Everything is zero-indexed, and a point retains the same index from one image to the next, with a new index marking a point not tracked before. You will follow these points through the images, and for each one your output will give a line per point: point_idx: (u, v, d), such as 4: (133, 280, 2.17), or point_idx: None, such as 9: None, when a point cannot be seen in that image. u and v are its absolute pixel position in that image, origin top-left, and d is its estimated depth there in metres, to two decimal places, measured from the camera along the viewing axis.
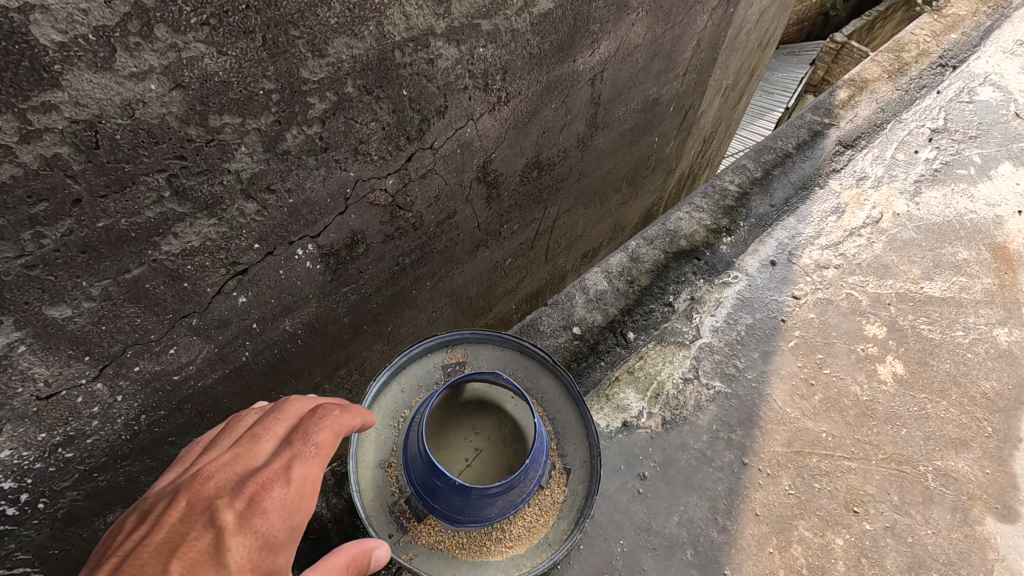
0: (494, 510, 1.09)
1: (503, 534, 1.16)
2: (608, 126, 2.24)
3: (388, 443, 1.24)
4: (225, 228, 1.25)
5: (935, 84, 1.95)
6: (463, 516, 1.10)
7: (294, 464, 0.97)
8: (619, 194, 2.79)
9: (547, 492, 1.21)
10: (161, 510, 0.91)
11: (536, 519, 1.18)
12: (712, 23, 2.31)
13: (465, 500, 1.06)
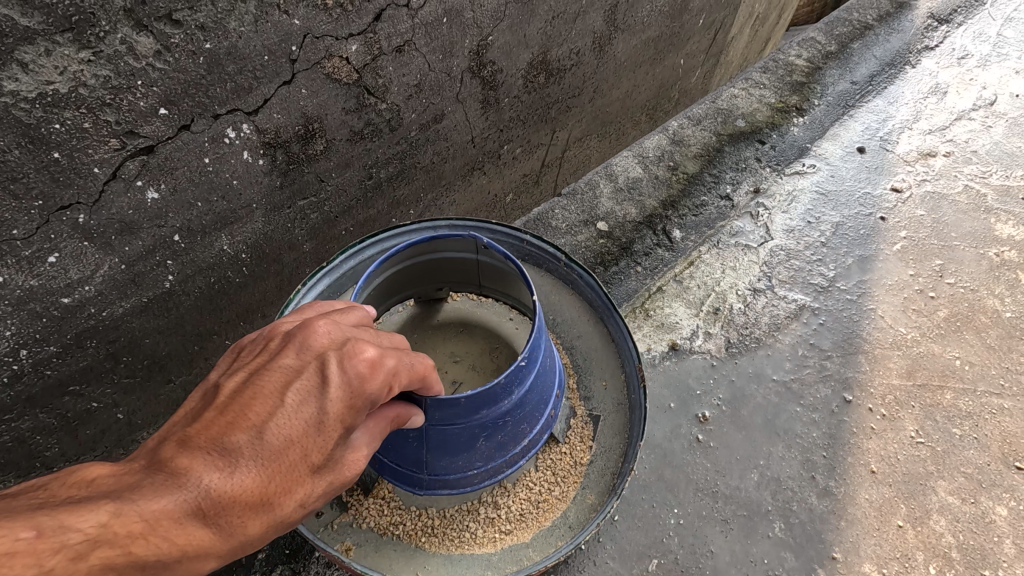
0: (475, 460, 1.15)
1: (496, 496, 1.25)
2: (630, 29, 1.86)
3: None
4: (110, 74, 0.90)
5: None
6: (449, 470, 1.16)
7: (402, 373, 0.84)
8: (641, 127, 2.41)
9: (561, 451, 1.30)
10: (276, 349, 0.80)
11: (540, 484, 1.27)
12: None
13: (440, 450, 1.11)
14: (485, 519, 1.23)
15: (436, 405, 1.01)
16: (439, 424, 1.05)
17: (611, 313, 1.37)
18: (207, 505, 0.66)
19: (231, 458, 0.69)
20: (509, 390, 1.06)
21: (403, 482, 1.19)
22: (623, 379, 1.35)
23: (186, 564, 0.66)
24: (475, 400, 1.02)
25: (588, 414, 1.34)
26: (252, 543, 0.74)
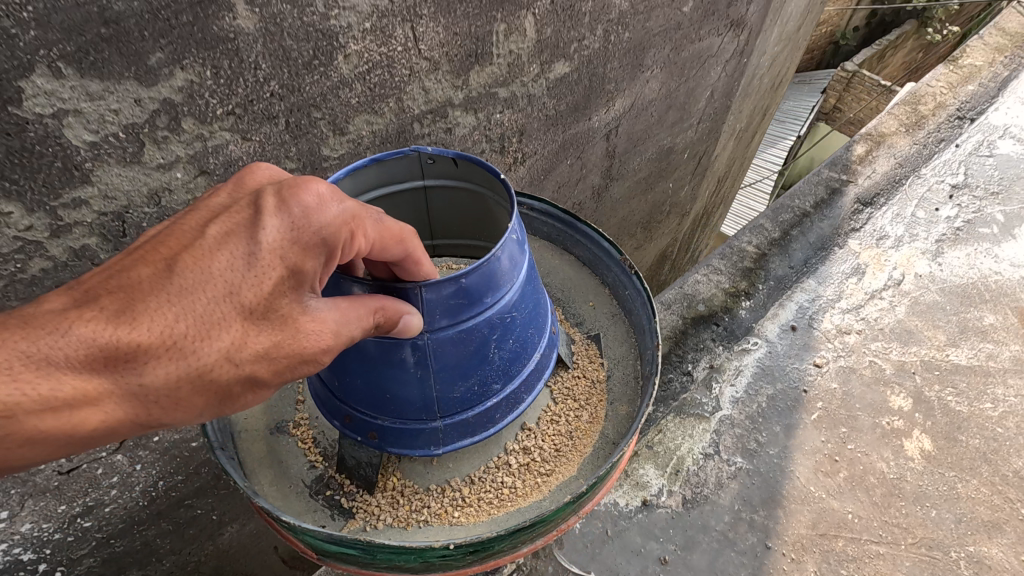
0: (487, 381, 0.81)
1: (521, 457, 0.91)
2: (624, 177, 2.24)
3: (291, 402, 0.98)
4: None
5: (958, 138, 1.93)
6: (467, 410, 0.81)
7: (363, 234, 0.65)
8: (634, 238, 2.77)
9: (576, 376, 1.02)
10: (186, 215, 0.64)
11: (563, 419, 0.96)
12: (726, 76, 2.33)
13: (445, 371, 0.77)
14: (520, 451, 0.92)
15: (429, 301, 0.70)
16: (440, 331, 0.73)
17: (574, 221, 1.14)
18: (104, 353, 0.54)
19: (134, 293, 0.56)
20: (507, 252, 0.76)
21: (411, 448, 0.83)
22: (611, 287, 1.13)
23: (93, 422, 0.55)
24: (476, 284, 0.72)
25: (584, 333, 1.10)
26: (175, 417, 0.60)
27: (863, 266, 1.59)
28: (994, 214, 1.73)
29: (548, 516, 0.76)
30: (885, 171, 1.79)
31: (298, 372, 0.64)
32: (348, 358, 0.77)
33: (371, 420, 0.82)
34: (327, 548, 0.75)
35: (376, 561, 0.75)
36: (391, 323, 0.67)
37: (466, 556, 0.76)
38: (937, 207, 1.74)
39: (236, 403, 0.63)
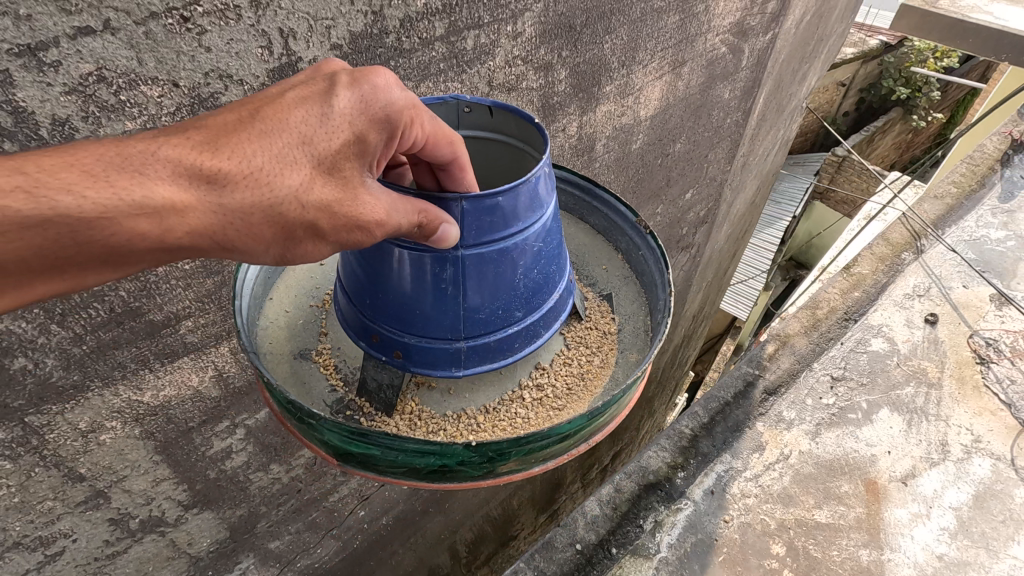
0: (511, 316, 1.02)
1: (547, 371, 1.15)
2: None
3: (314, 332, 1.18)
4: (363, 479, 2.04)
5: (841, 336, 2.70)
6: (490, 333, 1.02)
7: (418, 138, 0.85)
8: None
9: (586, 328, 1.26)
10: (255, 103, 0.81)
11: (573, 362, 1.18)
12: (684, 272, 3.20)
13: (473, 291, 0.96)
14: (543, 371, 1.15)
15: (468, 212, 0.88)
16: (473, 249, 0.92)
17: (591, 187, 1.39)
18: (193, 169, 0.74)
19: (234, 150, 0.76)
20: (535, 190, 0.95)
21: (434, 368, 1.03)
22: (625, 253, 1.40)
23: (179, 230, 0.74)
24: (512, 204, 0.91)
25: (598, 294, 1.35)
26: (243, 240, 0.79)
27: (762, 444, 2.34)
28: (859, 401, 2.47)
29: (566, 439, 0.97)
30: (786, 366, 2.59)
31: (344, 243, 0.83)
32: (380, 262, 0.96)
33: (401, 338, 1.01)
34: (353, 454, 0.92)
35: (418, 474, 0.94)
36: (432, 229, 0.85)
37: (478, 462, 0.92)
38: (823, 395, 2.49)
39: (297, 245, 0.82)
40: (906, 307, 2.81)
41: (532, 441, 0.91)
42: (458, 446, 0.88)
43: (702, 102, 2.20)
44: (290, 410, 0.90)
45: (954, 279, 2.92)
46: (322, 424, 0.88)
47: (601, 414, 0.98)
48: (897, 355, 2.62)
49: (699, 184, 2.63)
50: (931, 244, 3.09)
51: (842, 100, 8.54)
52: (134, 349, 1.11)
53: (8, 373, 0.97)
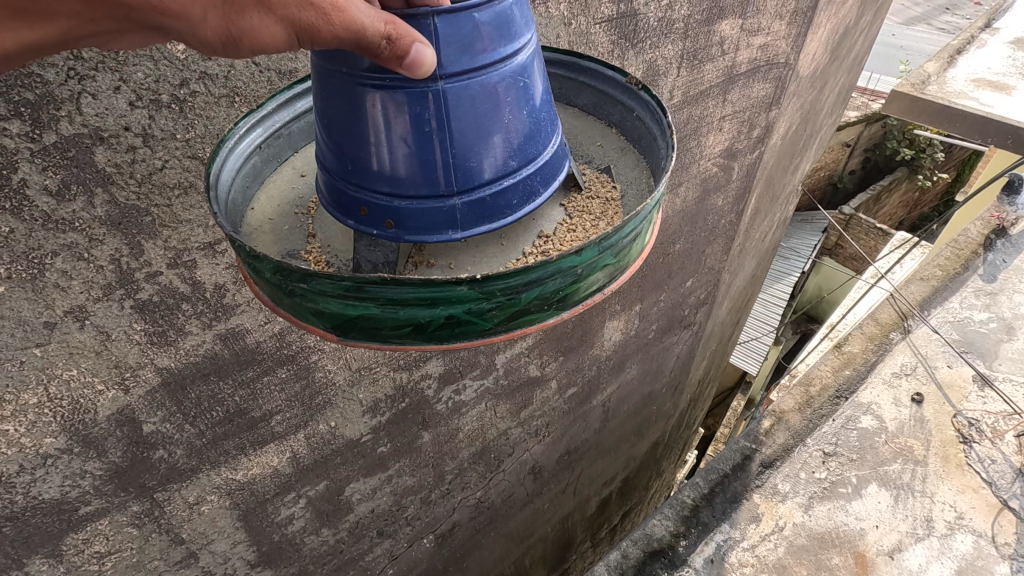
0: (501, 153, 0.71)
1: (558, 239, 0.80)
2: (617, 415, 3.30)
3: (302, 236, 0.84)
4: (394, 541, 2.24)
5: (831, 414, 2.50)
6: (487, 188, 0.71)
7: None
8: (629, 441, 3.76)
9: (590, 198, 0.88)
10: None
11: (583, 227, 0.81)
12: (684, 345, 3.56)
13: (461, 133, 0.68)
14: (552, 240, 0.80)
15: (446, 38, 0.62)
16: (456, 80, 0.65)
17: (581, 62, 0.97)
18: None
19: None
20: (524, 11, 0.69)
21: (429, 234, 0.72)
22: (619, 122, 0.97)
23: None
24: (493, 21, 0.64)
25: (593, 168, 0.95)
26: None
27: (759, 515, 2.24)
28: (850, 477, 2.32)
29: (576, 282, 0.65)
30: (781, 441, 2.44)
31: (306, 26, 0.52)
32: (360, 124, 0.68)
33: (388, 201, 0.72)
34: (354, 320, 0.64)
35: (424, 333, 0.64)
36: (400, 48, 0.56)
37: (494, 311, 0.63)
38: None
39: (248, 15, 0.50)
40: (894, 386, 2.59)
41: (553, 273, 0.62)
42: (459, 285, 0.59)
43: (698, 211, 2.63)
44: (269, 278, 0.63)
45: (943, 359, 2.66)
46: (314, 288, 0.60)
47: (627, 250, 0.70)
48: (885, 433, 2.44)
49: (696, 274, 3.08)
50: (917, 322, 2.80)
51: (864, 150, 7.72)
52: (236, 438, 1.40)
53: (150, 460, 1.26)
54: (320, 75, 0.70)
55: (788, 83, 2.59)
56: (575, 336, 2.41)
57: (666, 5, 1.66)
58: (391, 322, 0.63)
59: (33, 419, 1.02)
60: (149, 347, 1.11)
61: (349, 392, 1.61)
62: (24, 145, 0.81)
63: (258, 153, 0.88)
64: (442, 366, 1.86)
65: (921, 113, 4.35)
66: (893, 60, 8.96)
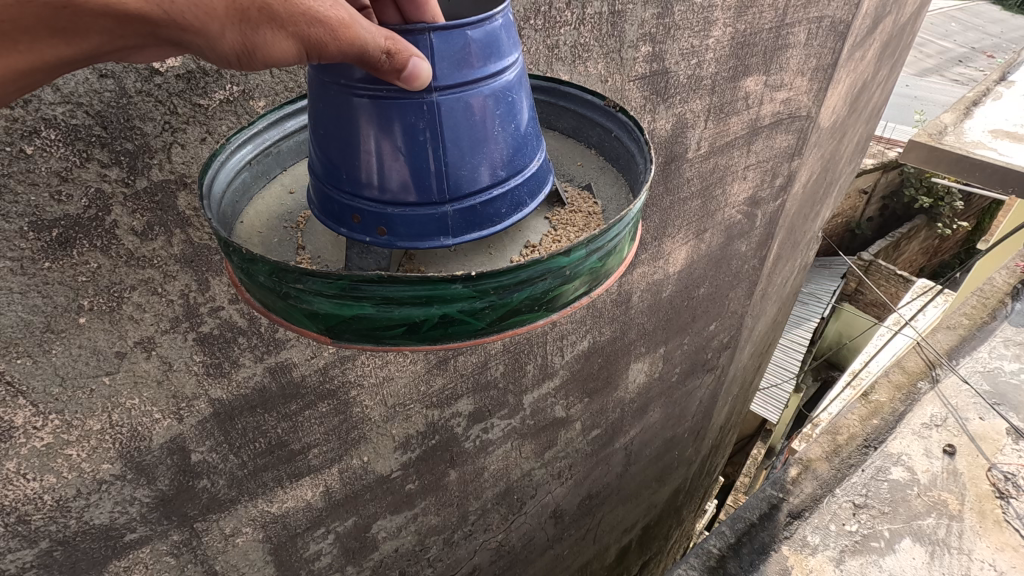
0: (489, 163, 0.64)
1: (545, 248, 0.70)
2: (639, 460, 3.26)
3: (290, 249, 0.72)
4: None
5: (861, 464, 2.20)
6: (477, 198, 0.64)
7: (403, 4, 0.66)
8: (650, 487, 3.68)
9: (573, 213, 0.77)
10: None
11: (571, 237, 0.71)
12: (707, 389, 3.55)
13: (454, 142, 0.61)
14: (539, 250, 0.70)
15: (441, 53, 0.57)
16: (450, 92, 0.59)
17: (559, 86, 0.89)
18: None
19: None
20: (513, 23, 0.64)
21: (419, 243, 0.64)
22: (599, 144, 0.88)
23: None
24: (484, 35, 0.59)
25: (575, 186, 0.83)
26: (190, 9, 0.45)
27: (788, 568, 1.93)
28: (882, 531, 2.00)
29: (563, 285, 0.58)
30: (809, 490, 2.13)
31: (318, 43, 0.49)
32: (351, 129, 0.61)
33: (378, 207, 0.64)
34: (347, 322, 0.55)
35: (417, 333, 0.56)
36: (399, 62, 0.52)
37: (487, 310, 0.55)
38: None
39: (264, 31, 0.47)
40: (924, 436, 2.28)
41: (542, 274, 0.55)
42: (453, 282, 0.52)
43: (722, 257, 2.69)
44: (259, 278, 0.55)
45: (977, 410, 2.35)
46: (310, 285, 0.53)
47: (613, 253, 0.62)
48: (917, 485, 2.13)
49: (719, 318, 3.09)
50: (945, 371, 2.50)
51: (881, 199, 7.78)
52: (275, 470, 1.44)
53: (194, 490, 1.29)
54: (313, 82, 0.64)
55: (809, 135, 2.67)
56: (600, 378, 2.42)
57: (696, 63, 1.75)
58: (379, 323, 0.55)
59: (95, 444, 1.07)
60: (205, 377, 1.17)
61: (383, 427, 1.64)
62: (119, 189, 0.91)
63: (248, 169, 0.78)
64: (472, 405, 1.89)
65: (940, 163, 4.39)
66: (908, 111, 9.09)
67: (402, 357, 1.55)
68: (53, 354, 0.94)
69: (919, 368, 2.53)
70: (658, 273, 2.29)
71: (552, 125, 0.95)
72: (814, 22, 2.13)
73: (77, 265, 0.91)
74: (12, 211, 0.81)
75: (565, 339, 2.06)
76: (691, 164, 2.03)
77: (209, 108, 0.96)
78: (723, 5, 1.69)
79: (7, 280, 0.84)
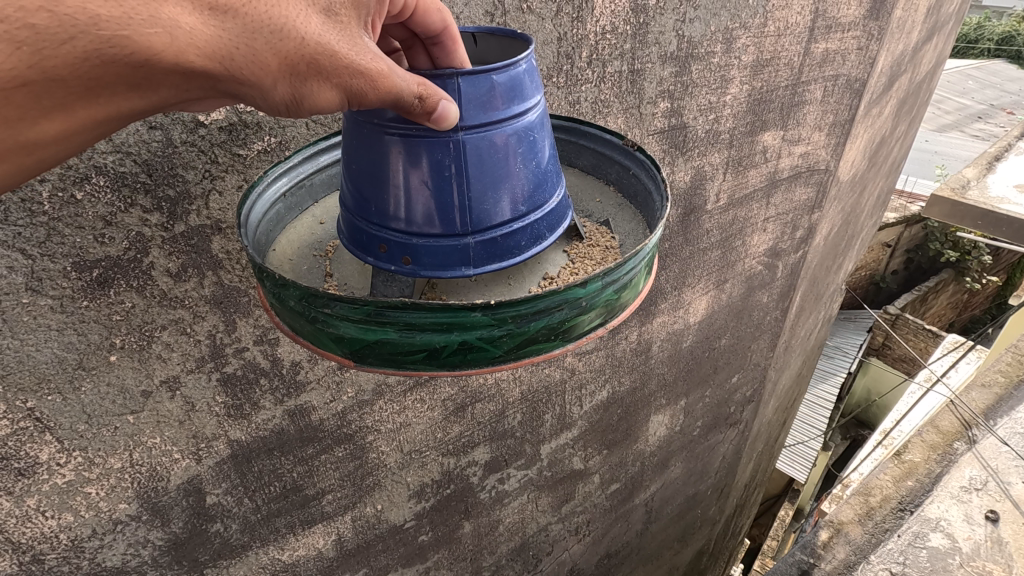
0: (511, 199, 0.66)
1: (563, 280, 0.71)
2: (660, 517, 3.14)
3: (318, 276, 0.74)
4: None
5: (896, 528, 2.07)
6: (498, 231, 0.66)
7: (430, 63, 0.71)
8: (672, 548, 3.52)
9: (591, 246, 0.78)
10: None
11: (588, 270, 0.72)
12: (730, 445, 3.44)
13: (477, 177, 0.63)
14: (557, 281, 0.71)
15: (468, 95, 0.59)
16: (475, 132, 0.61)
17: (580, 125, 0.92)
18: None
19: None
20: (537, 67, 0.67)
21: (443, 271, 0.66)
22: (617, 181, 0.89)
23: (156, 27, 0.43)
24: (509, 79, 0.62)
25: (593, 222, 0.85)
26: (248, 66, 0.48)
27: None
28: None
29: (580, 315, 0.58)
30: (841, 556, 2.00)
31: (358, 93, 0.53)
32: (381, 165, 0.64)
33: (404, 238, 0.66)
34: (371, 347, 0.57)
35: (437, 360, 0.56)
36: (429, 106, 0.55)
37: (504, 338, 0.56)
38: None
39: (312, 83, 0.51)
40: (964, 500, 2.13)
41: (560, 303, 0.55)
42: (473, 310, 0.52)
43: (744, 307, 2.66)
44: (289, 303, 0.57)
45: (1020, 474, 2.18)
46: (337, 310, 0.54)
47: (629, 286, 0.62)
48: (959, 554, 1.96)
49: (742, 370, 3.04)
50: (983, 431, 2.37)
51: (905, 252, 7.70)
52: (288, 516, 1.42)
53: (206, 534, 1.28)
54: (347, 120, 0.67)
55: (829, 188, 2.69)
56: (619, 429, 2.37)
57: (713, 118, 1.80)
58: (402, 347, 0.56)
59: (113, 483, 1.07)
60: (226, 418, 1.18)
61: (398, 475, 1.62)
62: (158, 233, 0.95)
63: (281, 201, 0.81)
64: (488, 454, 1.86)
65: (965, 217, 4.35)
66: (928, 165, 9.09)
67: (419, 403, 1.55)
68: (82, 391, 0.96)
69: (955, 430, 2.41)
70: (678, 322, 2.27)
71: (570, 160, 0.98)
72: (830, 79, 2.18)
73: (113, 304, 0.94)
74: (58, 252, 0.85)
75: (583, 389, 2.03)
76: (710, 216, 2.05)
77: (247, 158, 1.01)
78: (740, 63, 1.75)
79: (46, 317, 0.88)
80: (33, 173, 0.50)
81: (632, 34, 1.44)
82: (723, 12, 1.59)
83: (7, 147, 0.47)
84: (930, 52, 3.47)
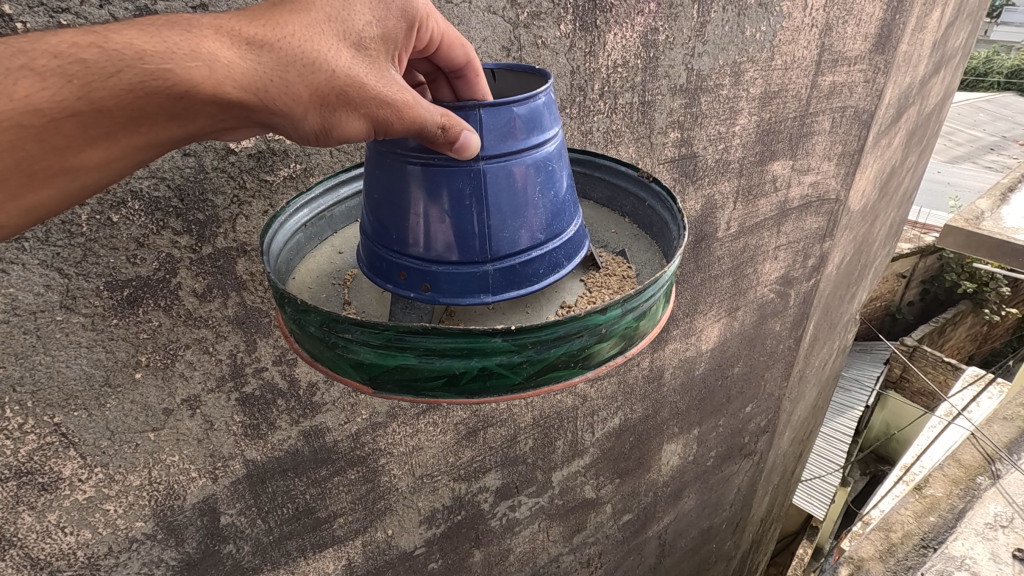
0: (529, 228, 0.68)
1: (580, 308, 0.72)
2: (674, 551, 3.07)
3: (337, 303, 0.77)
4: None
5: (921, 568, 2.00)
6: (516, 257, 0.68)
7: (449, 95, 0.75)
8: None
9: (608, 276, 0.80)
10: None
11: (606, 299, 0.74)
12: (744, 476, 3.37)
13: (497, 207, 0.66)
14: (575, 310, 0.73)
15: (489, 126, 0.63)
16: (495, 161, 0.64)
17: (594, 158, 0.96)
18: (237, 24, 0.51)
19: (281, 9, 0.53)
20: (555, 101, 0.71)
21: (462, 297, 0.68)
22: (633, 213, 0.92)
23: (197, 61, 0.48)
24: (528, 112, 0.65)
25: (609, 252, 0.87)
26: (280, 96, 0.52)
27: None
28: None
29: (599, 342, 0.60)
30: None
31: (384, 122, 0.56)
32: (403, 195, 0.67)
33: (424, 265, 0.69)
34: (390, 372, 0.58)
35: (456, 386, 0.58)
36: (452, 135, 0.56)
37: (524, 364, 0.57)
38: None
39: (341, 113, 0.55)
40: (989, 538, 2.06)
41: (579, 329, 0.57)
42: (493, 336, 0.54)
43: (757, 335, 2.65)
44: (310, 329, 0.59)
45: None
46: (358, 335, 0.56)
47: (647, 315, 0.64)
48: None
49: (756, 400, 3.00)
50: (1007, 466, 2.31)
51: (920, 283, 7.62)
52: (299, 539, 1.42)
53: (218, 555, 1.28)
54: (371, 152, 0.71)
55: (840, 217, 2.70)
56: (631, 458, 2.34)
57: (723, 148, 1.84)
58: (421, 371, 0.57)
59: (131, 500, 1.09)
60: (242, 438, 1.19)
61: (409, 499, 1.62)
62: (186, 255, 0.99)
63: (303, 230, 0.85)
64: (499, 480, 1.85)
65: (980, 247, 4.32)
66: (941, 196, 9.07)
67: (432, 426, 1.55)
68: (106, 408, 0.99)
69: (977, 464, 2.36)
70: (691, 349, 2.27)
71: (585, 193, 1.01)
72: (838, 110, 2.22)
73: (140, 323, 0.97)
74: (92, 272, 0.89)
75: (596, 415, 2.03)
76: (721, 243, 2.07)
77: (273, 184, 1.06)
78: (748, 95, 1.79)
79: (77, 334, 0.91)
80: (75, 203, 0.53)
81: (643, 68, 1.49)
82: (731, 47, 1.65)
83: (53, 172, 0.49)
84: (938, 84, 3.51)
